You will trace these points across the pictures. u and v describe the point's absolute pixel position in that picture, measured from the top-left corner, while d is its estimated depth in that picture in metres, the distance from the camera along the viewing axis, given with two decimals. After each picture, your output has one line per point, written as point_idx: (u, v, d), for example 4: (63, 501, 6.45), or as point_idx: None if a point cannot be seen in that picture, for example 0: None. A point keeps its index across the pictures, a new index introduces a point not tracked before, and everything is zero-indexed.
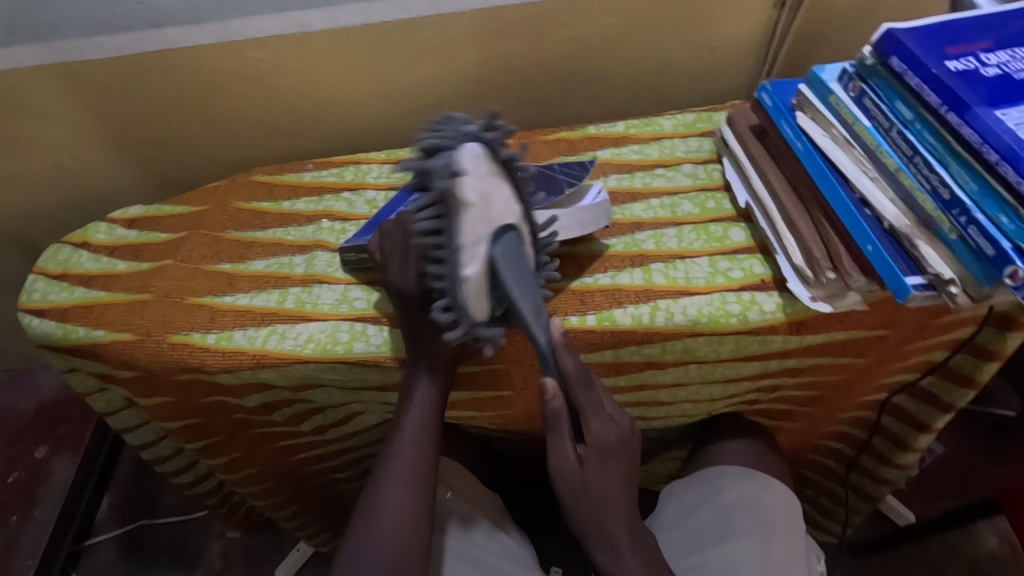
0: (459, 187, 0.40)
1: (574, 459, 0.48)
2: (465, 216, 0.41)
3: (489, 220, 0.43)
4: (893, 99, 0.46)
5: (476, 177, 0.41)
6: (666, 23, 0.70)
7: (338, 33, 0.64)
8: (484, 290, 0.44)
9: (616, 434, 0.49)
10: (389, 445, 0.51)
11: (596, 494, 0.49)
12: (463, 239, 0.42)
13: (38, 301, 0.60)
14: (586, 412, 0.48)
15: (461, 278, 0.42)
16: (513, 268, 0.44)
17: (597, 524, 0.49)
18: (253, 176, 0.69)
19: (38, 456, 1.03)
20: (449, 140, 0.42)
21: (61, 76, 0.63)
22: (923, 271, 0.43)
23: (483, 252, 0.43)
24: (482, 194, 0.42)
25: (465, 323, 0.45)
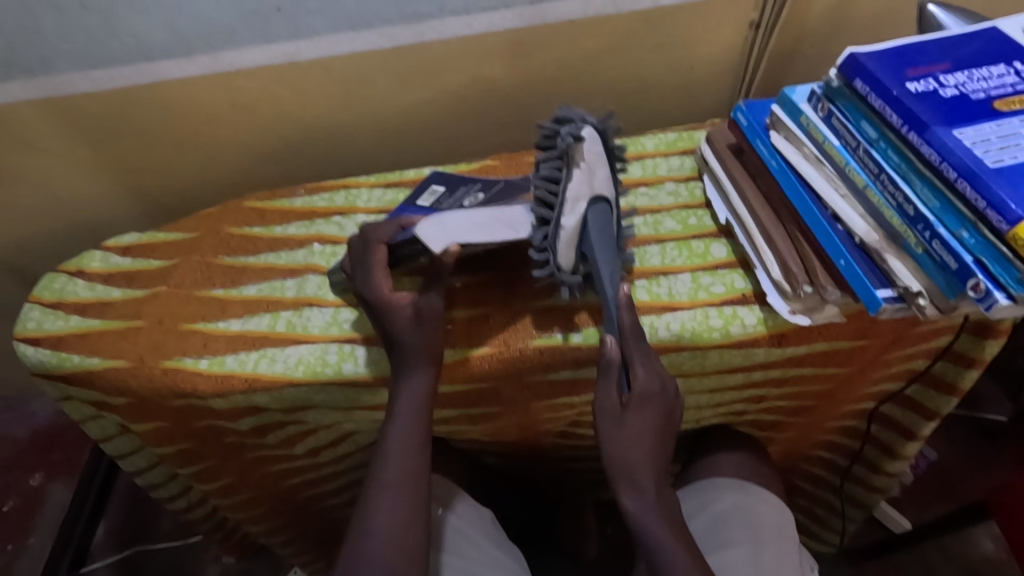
0: (580, 151, 0.51)
1: (618, 403, 0.47)
2: (575, 177, 0.51)
3: (591, 188, 0.51)
4: (859, 119, 0.47)
5: (590, 152, 0.51)
6: (645, 45, 0.72)
7: (326, 62, 0.66)
8: (573, 242, 0.51)
9: (659, 386, 0.47)
10: (377, 459, 0.51)
11: (633, 440, 0.46)
12: (569, 193, 0.50)
13: (33, 330, 0.60)
14: (632, 356, 0.47)
15: (560, 224, 0.50)
16: (601, 229, 0.51)
17: (630, 473, 0.46)
18: (245, 202, 0.70)
19: (33, 484, 1.04)
20: (580, 120, 0.53)
21: (56, 109, 0.65)
22: (893, 284, 0.45)
23: (581, 209, 0.51)
24: (590, 165, 0.51)
25: (552, 265, 0.51)
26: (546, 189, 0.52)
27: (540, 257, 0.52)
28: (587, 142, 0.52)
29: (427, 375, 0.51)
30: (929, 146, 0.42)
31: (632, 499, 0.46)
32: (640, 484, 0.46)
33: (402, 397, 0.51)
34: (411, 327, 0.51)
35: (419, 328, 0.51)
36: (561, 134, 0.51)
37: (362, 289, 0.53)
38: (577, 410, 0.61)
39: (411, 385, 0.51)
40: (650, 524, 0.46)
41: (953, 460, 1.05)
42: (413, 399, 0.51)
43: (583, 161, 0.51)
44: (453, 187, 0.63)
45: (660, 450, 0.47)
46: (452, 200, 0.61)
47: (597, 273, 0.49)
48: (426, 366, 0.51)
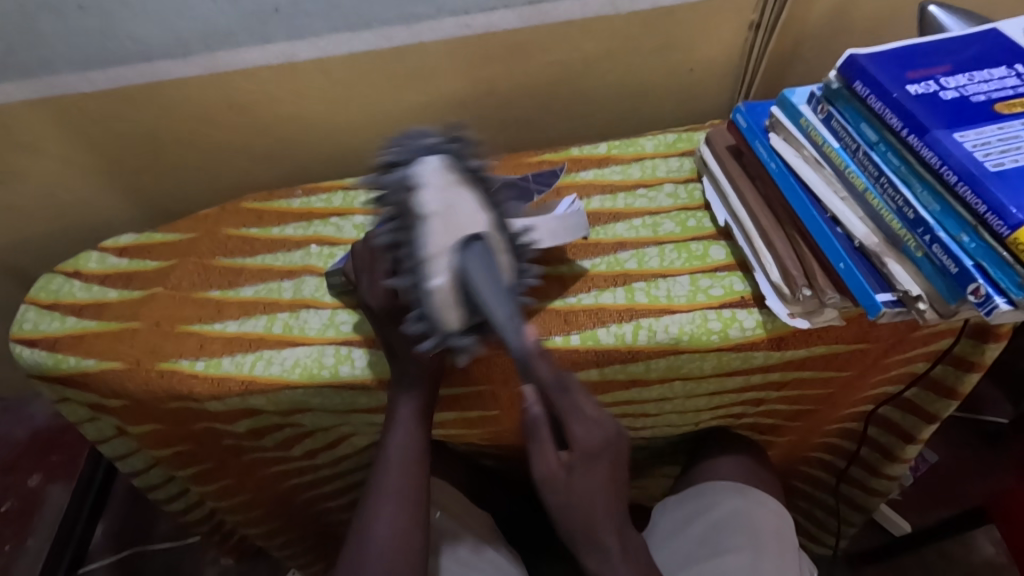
0: (415, 197, 0.44)
1: (558, 468, 0.48)
2: (426, 225, 0.44)
3: (456, 230, 0.44)
4: (859, 121, 0.47)
5: (435, 190, 0.44)
6: (643, 46, 0.71)
7: (324, 63, 0.65)
8: (455, 300, 0.44)
9: (601, 438, 0.47)
10: (376, 467, 0.51)
11: (581, 502, 0.49)
12: (428, 248, 0.44)
13: (29, 331, 0.60)
14: (568, 419, 0.46)
15: (427, 287, 0.44)
16: (481, 272, 0.44)
17: (588, 528, 0.50)
18: (242, 203, 0.70)
19: (31, 485, 1.03)
20: (412, 159, 0.46)
21: (53, 109, 0.64)
22: (893, 288, 0.44)
23: (447, 262, 0.44)
24: (445, 205, 0.44)
25: (438, 333, 0.46)
26: (404, 250, 0.45)
27: (425, 326, 0.46)
28: (424, 181, 0.45)
29: (427, 384, 0.52)
30: (929, 149, 0.42)
31: (595, 552, 0.51)
32: (596, 535, 0.50)
33: (401, 406, 0.51)
34: (413, 337, 0.51)
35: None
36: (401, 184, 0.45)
37: (367, 296, 0.52)
38: None
39: (410, 395, 0.51)
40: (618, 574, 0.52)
41: (953, 463, 1.05)
42: (413, 408, 0.51)
43: (427, 202, 0.44)
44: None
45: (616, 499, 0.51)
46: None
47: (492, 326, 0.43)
48: (426, 376, 0.52)
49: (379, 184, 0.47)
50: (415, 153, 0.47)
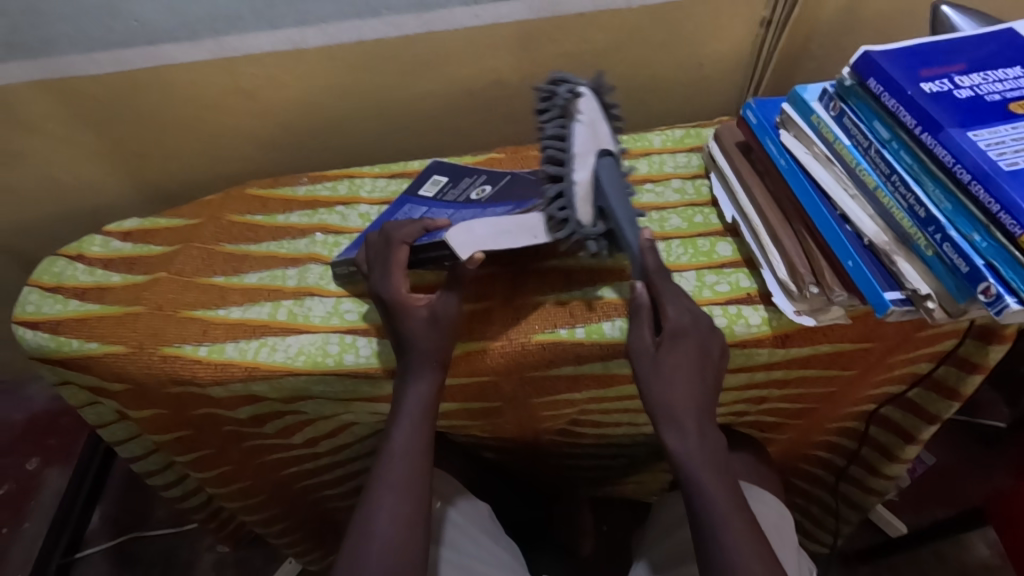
0: (576, 105, 0.52)
1: (650, 344, 0.47)
2: (579, 128, 0.51)
3: (596, 143, 0.51)
4: (871, 119, 0.47)
5: (588, 110, 0.52)
6: (654, 40, 0.71)
7: (333, 50, 0.65)
8: (589, 195, 0.50)
9: (691, 318, 0.47)
10: (381, 460, 0.51)
11: (666, 375, 0.45)
12: (577, 147, 0.50)
13: (31, 314, 0.60)
14: (659, 297, 0.47)
15: (572, 179, 0.50)
16: (613, 177, 0.50)
17: (667, 409, 0.45)
18: (247, 189, 0.70)
19: (29, 468, 1.03)
20: (572, 81, 0.53)
21: (58, 91, 0.64)
22: (901, 287, 0.44)
23: (590, 163, 0.50)
24: (591, 120, 0.52)
25: (573, 224, 0.50)
26: (552, 149, 0.51)
27: (560, 216, 0.50)
28: (585, 97, 0.52)
29: (436, 377, 0.51)
30: (943, 147, 0.41)
31: (676, 440, 0.45)
32: (680, 420, 0.45)
33: (407, 398, 0.51)
34: (422, 330, 0.51)
35: (429, 331, 0.51)
36: (559, 95, 0.52)
37: (379, 285, 0.52)
38: (577, 406, 0.61)
39: (416, 385, 0.51)
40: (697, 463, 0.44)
41: (951, 465, 1.05)
42: (421, 400, 0.51)
43: (583, 112, 0.52)
44: (457, 177, 0.64)
45: (701, 386, 0.46)
46: (456, 189, 0.62)
47: (616, 221, 0.49)
48: (433, 368, 0.51)
49: (538, 102, 0.54)
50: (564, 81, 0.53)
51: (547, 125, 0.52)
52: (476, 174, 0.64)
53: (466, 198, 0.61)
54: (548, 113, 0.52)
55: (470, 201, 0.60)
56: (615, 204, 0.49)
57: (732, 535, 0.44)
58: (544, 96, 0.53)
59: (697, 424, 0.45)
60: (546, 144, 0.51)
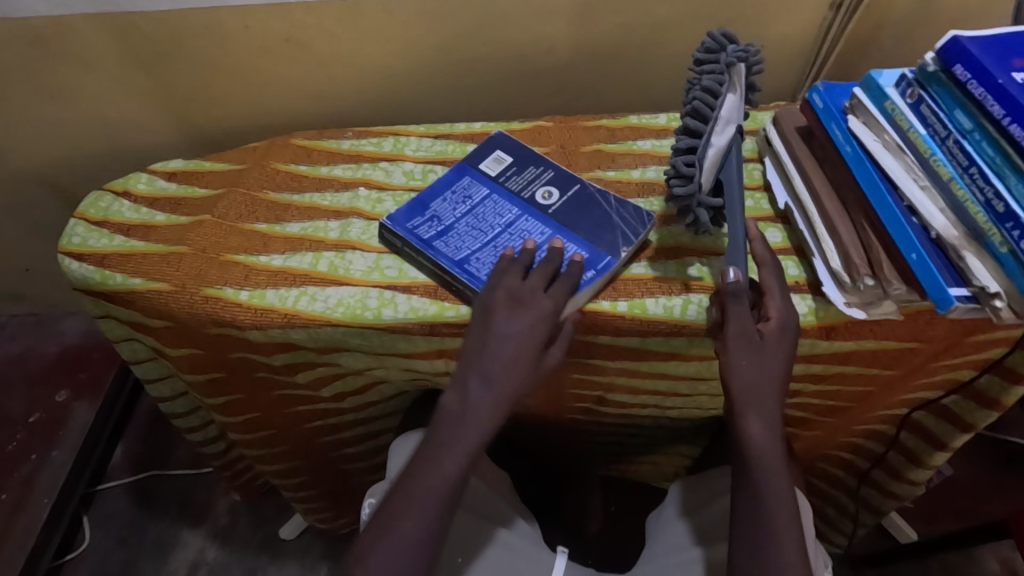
0: (737, 72, 0.53)
1: (754, 330, 0.48)
2: (731, 98, 0.52)
3: (734, 117, 0.53)
4: (953, 108, 0.45)
5: (738, 84, 0.53)
6: (716, 18, 0.69)
7: (388, 3, 0.64)
8: (715, 167, 0.51)
9: (790, 320, 0.49)
10: (424, 464, 0.49)
11: (764, 366, 0.48)
12: (725, 113, 0.51)
13: (78, 245, 0.61)
14: (767, 290, 0.50)
15: (712, 141, 0.50)
16: (734, 159, 0.53)
17: (756, 395, 0.48)
18: (292, 139, 0.70)
19: (59, 400, 1.06)
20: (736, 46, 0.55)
21: (114, 26, 0.64)
22: (968, 284, 0.43)
23: (727, 133, 0.52)
24: (736, 95, 0.53)
25: (697, 186, 0.50)
26: (705, 103, 0.51)
27: (687, 174, 0.50)
28: (742, 69, 0.53)
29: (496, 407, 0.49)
30: None
31: (758, 426, 0.48)
32: (767, 407, 0.48)
33: (472, 413, 0.49)
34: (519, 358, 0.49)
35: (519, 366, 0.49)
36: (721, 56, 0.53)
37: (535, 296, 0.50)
38: (608, 384, 0.61)
39: (476, 406, 0.49)
40: (771, 451, 0.48)
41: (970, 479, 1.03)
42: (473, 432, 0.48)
43: (737, 83, 0.53)
44: (522, 161, 0.62)
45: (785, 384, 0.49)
46: (522, 180, 0.60)
47: (732, 202, 0.52)
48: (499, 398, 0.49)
49: (701, 54, 0.54)
50: (721, 42, 0.54)
51: (706, 77, 0.52)
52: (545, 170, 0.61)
53: (531, 200, 0.59)
54: (710, 66, 0.53)
55: (536, 204, 0.59)
56: (734, 183, 0.52)
57: (782, 529, 0.46)
58: (704, 51, 0.54)
59: (779, 413, 0.48)
60: (697, 95, 0.51)
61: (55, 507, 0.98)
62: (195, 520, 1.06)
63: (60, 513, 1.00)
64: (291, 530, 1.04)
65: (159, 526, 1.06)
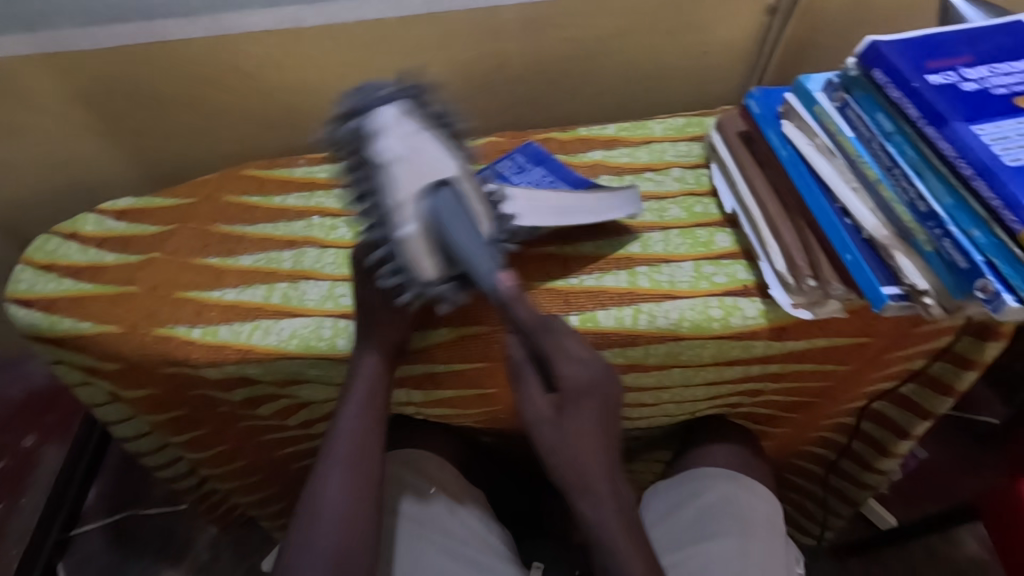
0: (370, 134, 0.45)
1: (550, 411, 0.48)
2: (382, 169, 0.44)
3: (427, 177, 0.44)
4: (875, 111, 0.47)
5: (389, 133, 0.45)
6: (658, 26, 0.70)
7: (332, 29, 0.64)
8: (428, 250, 0.45)
9: (589, 375, 0.48)
10: (314, 483, 0.50)
11: (576, 443, 0.47)
12: (393, 198, 0.44)
13: (25, 292, 0.60)
14: (553, 356, 0.47)
15: (398, 238, 0.44)
16: (454, 217, 0.44)
17: (582, 479, 0.47)
18: (244, 171, 0.69)
19: (26, 445, 1.03)
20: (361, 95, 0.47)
21: (52, 66, 0.63)
22: (899, 282, 0.44)
23: (414, 210, 0.44)
24: (407, 149, 0.44)
25: (415, 284, 0.46)
26: (361, 183, 0.46)
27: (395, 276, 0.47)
28: (373, 119, 0.45)
29: (368, 401, 0.51)
30: (945, 140, 0.42)
31: (589, 508, 0.48)
32: (592, 486, 0.47)
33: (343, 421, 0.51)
34: (376, 369, 0.52)
35: (375, 370, 0.52)
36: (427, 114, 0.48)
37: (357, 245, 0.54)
38: None
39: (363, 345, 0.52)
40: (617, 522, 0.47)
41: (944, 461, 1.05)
42: (375, 357, 0.52)
43: (368, 139, 0.45)
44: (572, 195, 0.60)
45: (606, 450, 0.48)
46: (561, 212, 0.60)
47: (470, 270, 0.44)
48: (367, 399, 0.51)
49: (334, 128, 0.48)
50: (379, 99, 0.47)
51: (346, 164, 0.47)
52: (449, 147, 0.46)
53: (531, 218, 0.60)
54: (342, 142, 0.47)
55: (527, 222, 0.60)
56: (469, 248, 0.43)
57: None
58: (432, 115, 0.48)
59: (611, 488, 0.48)
60: (350, 185, 0.47)
61: (26, 558, 0.95)
62: (174, 559, 1.04)
63: (31, 565, 0.96)
64: (274, 562, 1.02)
65: (136, 569, 1.03)
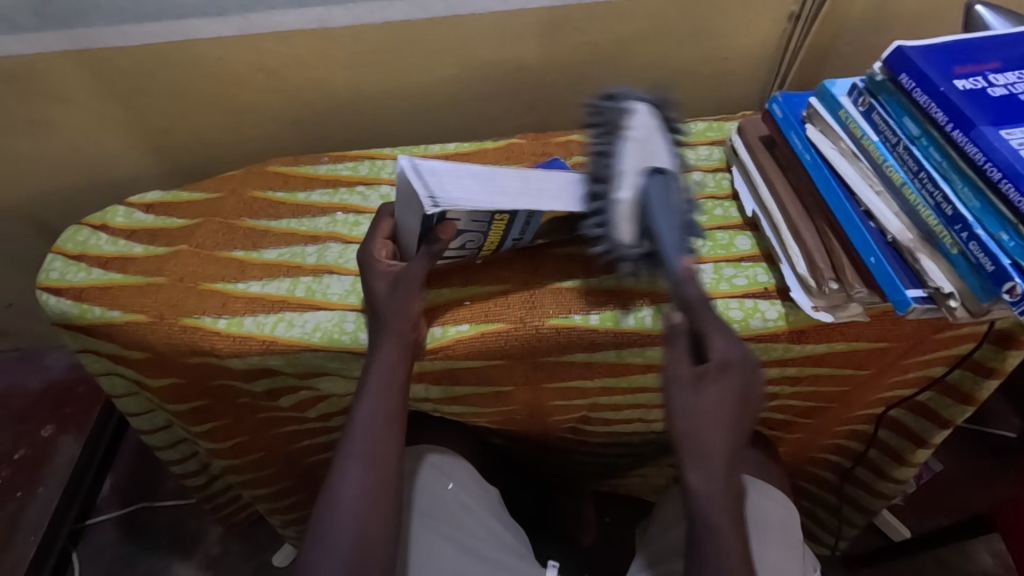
0: (626, 123, 0.53)
1: (692, 375, 0.43)
2: (626, 146, 0.52)
3: (647, 159, 0.52)
4: (901, 115, 0.47)
5: (643, 124, 0.54)
6: (679, 32, 0.71)
7: (358, 30, 0.65)
8: (631, 215, 0.50)
9: (740, 354, 0.44)
10: (332, 477, 0.48)
11: (709, 411, 0.42)
12: (624, 166, 0.51)
13: (56, 280, 0.61)
14: (712, 327, 0.44)
15: (614, 198, 0.50)
16: (662, 197, 0.49)
17: (701, 449, 0.42)
18: (269, 166, 0.70)
19: (45, 435, 1.05)
20: (621, 100, 0.56)
21: (87, 62, 0.65)
22: (923, 285, 0.45)
23: (635, 181, 0.50)
24: (641, 136, 0.53)
25: (610, 242, 0.50)
26: (598, 157, 0.53)
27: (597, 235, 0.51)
28: (636, 116, 0.54)
29: (387, 387, 0.50)
30: (974, 144, 0.42)
31: (700, 479, 0.42)
32: (709, 457, 0.42)
33: (361, 411, 0.50)
34: (390, 361, 0.51)
35: (388, 363, 0.51)
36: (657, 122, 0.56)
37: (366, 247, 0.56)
38: (589, 399, 0.61)
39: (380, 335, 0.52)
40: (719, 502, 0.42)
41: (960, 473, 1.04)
42: (394, 344, 0.51)
43: (625, 126, 0.53)
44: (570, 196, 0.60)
45: (732, 430, 0.42)
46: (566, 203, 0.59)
47: (658, 237, 0.48)
48: (380, 393, 0.50)
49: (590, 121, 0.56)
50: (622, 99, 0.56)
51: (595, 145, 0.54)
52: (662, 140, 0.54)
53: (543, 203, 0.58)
54: (599, 131, 0.55)
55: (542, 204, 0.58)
56: (670, 218, 0.48)
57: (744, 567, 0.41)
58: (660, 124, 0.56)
59: (724, 465, 0.42)
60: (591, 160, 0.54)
61: (42, 545, 0.96)
62: (185, 552, 1.05)
63: (46, 553, 0.98)
64: (285, 556, 1.03)
65: (147, 562, 1.04)
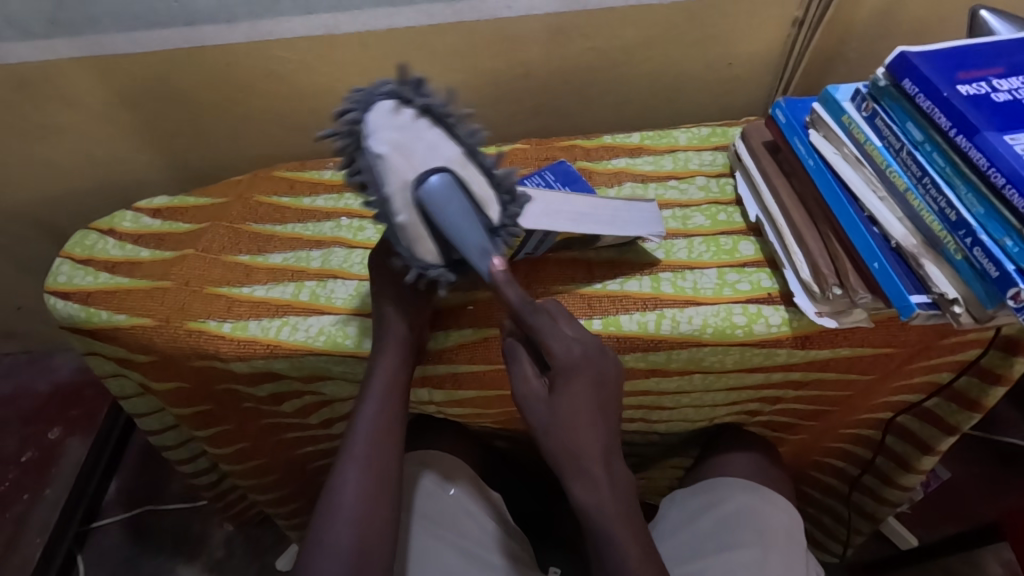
0: (368, 131, 0.44)
1: (541, 389, 0.47)
2: (377, 162, 0.44)
3: (415, 170, 0.44)
4: (905, 121, 0.47)
5: (388, 125, 0.44)
6: (683, 38, 0.71)
7: (365, 37, 0.66)
8: (424, 234, 0.46)
9: (581, 351, 0.46)
10: (331, 482, 0.49)
11: (566, 423, 0.46)
12: (388, 189, 0.44)
13: (64, 284, 0.62)
14: (545, 336, 0.46)
15: (396, 224, 0.46)
16: (448, 209, 0.44)
17: (572, 455, 0.46)
18: (275, 171, 0.71)
19: (51, 438, 1.06)
20: (379, 89, 0.46)
21: (97, 69, 0.66)
22: (928, 291, 0.44)
23: (407, 199, 0.45)
24: (398, 142, 0.44)
25: (415, 265, 0.48)
26: (360, 174, 0.46)
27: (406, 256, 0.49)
28: (379, 116, 0.44)
29: (387, 393, 0.51)
30: (977, 150, 0.42)
31: (581, 487, 0.46)
32: (584, 465, 0.46)
33: (361, 416, 0.50)
34: (390, 366, 0.51)
35: (389, 370, 0.51)
36: (413, 106, 0.46)
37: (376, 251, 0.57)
38: None
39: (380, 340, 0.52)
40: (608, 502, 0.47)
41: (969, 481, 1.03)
42: (393, 349, 0.51)
43: (366, 136, 0.44)
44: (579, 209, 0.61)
45: (599, 432, 0.46)
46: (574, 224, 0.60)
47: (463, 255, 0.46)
48: (381, 400, 0.50)
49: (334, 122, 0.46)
50: (376, 94, 0.46)
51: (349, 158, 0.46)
52: (428, 132, 0.45)
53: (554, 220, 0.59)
54: (347, 139, 0.46)
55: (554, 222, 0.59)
56: (461, 231, 0.45)
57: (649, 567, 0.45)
58: (419, 108, 0.46)
59: (603, 471, 0.46)
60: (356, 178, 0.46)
61: (49, 547, 0.97)
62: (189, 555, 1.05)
63: (52, 554, 0.98)
64: (288, 560, 1.02)
65: (152, 564, 1.04)
